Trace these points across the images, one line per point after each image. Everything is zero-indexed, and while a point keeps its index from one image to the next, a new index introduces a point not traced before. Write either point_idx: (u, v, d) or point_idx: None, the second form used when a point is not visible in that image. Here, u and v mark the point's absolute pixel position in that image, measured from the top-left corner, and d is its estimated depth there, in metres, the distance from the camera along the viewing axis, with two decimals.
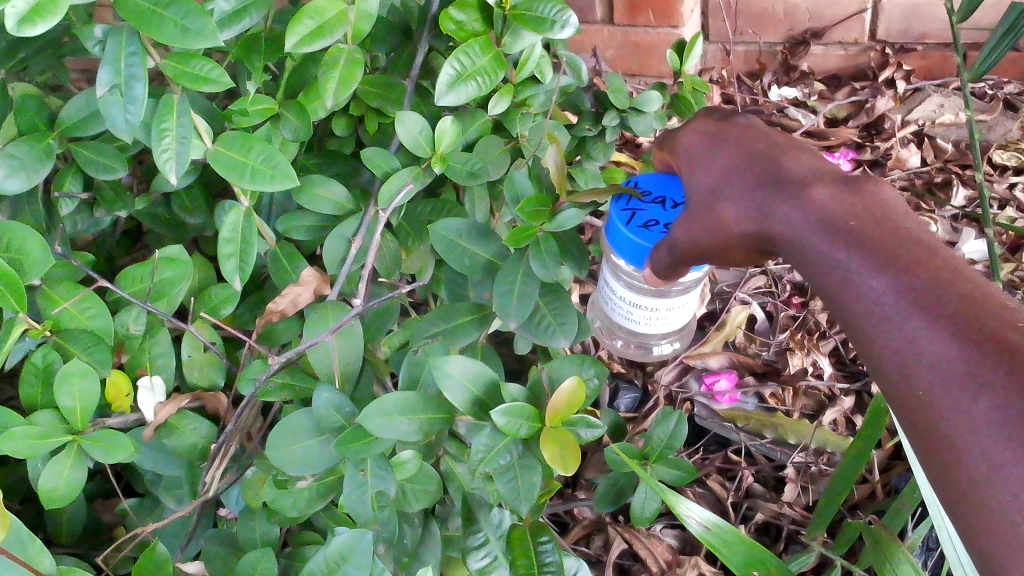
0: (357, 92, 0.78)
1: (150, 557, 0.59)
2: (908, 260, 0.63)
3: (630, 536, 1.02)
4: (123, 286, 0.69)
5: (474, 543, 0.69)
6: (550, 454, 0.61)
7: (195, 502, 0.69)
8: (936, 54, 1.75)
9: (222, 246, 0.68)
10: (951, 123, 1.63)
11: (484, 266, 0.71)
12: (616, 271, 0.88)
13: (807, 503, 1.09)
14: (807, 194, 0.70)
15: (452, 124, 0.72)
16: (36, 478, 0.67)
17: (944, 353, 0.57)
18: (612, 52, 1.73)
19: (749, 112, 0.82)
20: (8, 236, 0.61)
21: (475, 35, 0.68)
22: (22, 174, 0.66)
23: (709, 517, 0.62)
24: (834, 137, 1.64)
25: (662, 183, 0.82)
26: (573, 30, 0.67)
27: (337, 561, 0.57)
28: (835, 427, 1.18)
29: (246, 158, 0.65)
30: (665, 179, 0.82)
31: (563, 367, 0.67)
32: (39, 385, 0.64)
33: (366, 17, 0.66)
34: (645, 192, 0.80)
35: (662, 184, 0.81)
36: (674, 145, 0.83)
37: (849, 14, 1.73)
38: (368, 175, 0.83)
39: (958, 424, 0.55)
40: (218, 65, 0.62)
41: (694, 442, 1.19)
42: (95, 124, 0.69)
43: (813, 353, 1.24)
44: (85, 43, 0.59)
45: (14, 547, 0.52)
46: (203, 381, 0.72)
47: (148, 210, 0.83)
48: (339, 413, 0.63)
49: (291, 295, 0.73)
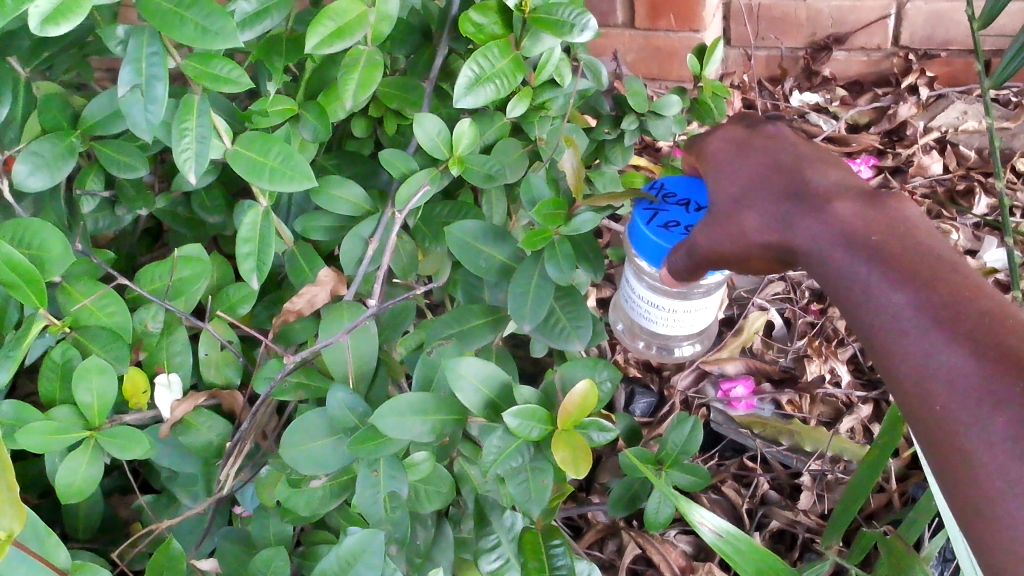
0: (376, 94, 0.79)
1: (165, 553, 0.59)
2: (928, 276, 0.62)
3: (643, 541, 1.01)
4: (141, 284, 0.70)
5: (487, 545, 0.70)
6: (560, 458, 0.60)
7: (210, 497, 0.71)
8: (960, 61, 1.72)
9: (240, 245, 0.68)
10: (975, 130, 1.60)
11: (500, 268, 0.71)
12: (639, 273, 0.87)
13: (823, 512, 1.08)
14: (829, 208, 0.69)
15: (470, 126, 0.73)
16: (53, 472, 0.67)
17: (961, 368, 0.56)
18: (633, 56, 1.72)
19: (778, 121, 0.82)
20: (31, 234, 0.62)
21: (494, 38, 0.68)
22: (45, 172, 0.67)
23: (723, 525, 0.61)
24: (856, 143, 1.62)
25: (688, 185, 0.81)
26: (592, 34, 0.66)
27: (349, 561, 0.57)
28: (852, 435, 1.16)
29: (265, 158, 0.66)
30: (692, 181, 0.81)
31: (575, 370, 0.67)
32: (58, 381, 0.65)
33: (386, 19, 0.66)
34: (671, 193, 0.80)
35: (690, 187, 0.81)
36: (701, 150, 0.81)
37: (872, 20, 1.71)
38: (386, 176, 0.83)
39: (974, 440, 0.54)
40: (238, 65, 0.62)
41: (709, 448, 1.17)
42: (116, 123, 0.69)
43: (831, 360, 1.22)
44: (108, 43, 0.60)
45: (32, 541, 0.53)
46: (219, 380, 0.73)
47: (169, 209, 0.84)
48: (353, 412, 0.63)
49: (308, 295, 0.72)
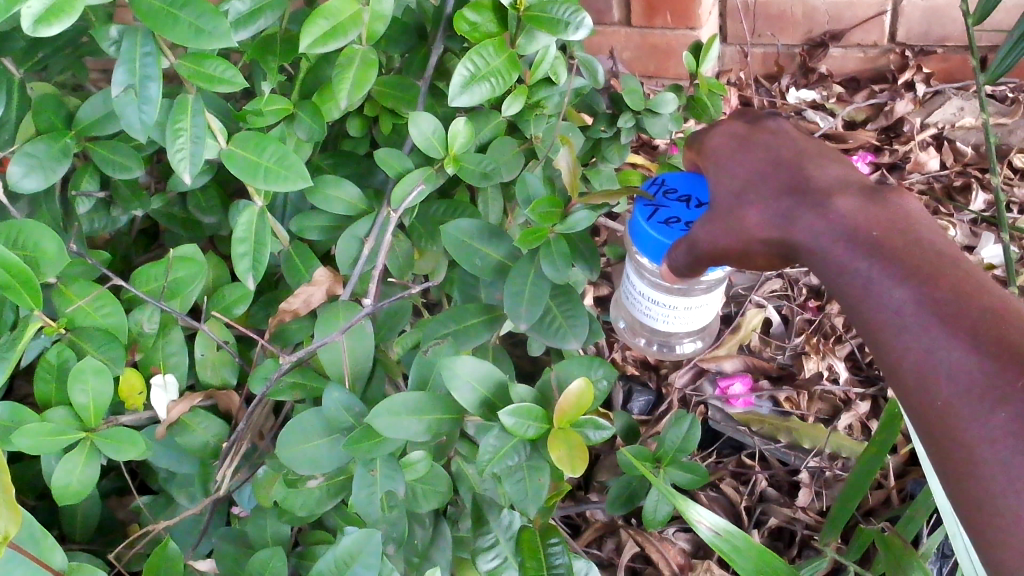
0: (371, 93, 0.78)
1: (162, 554, 0.59)
2: (930, 272, 0.62)
3: (642, 539, 1.01)
4: (137, 284, 0.70)
5: (485, 544, 0.69)
6: (557, 456, 0.60)
7: (207, 498, 0.70)
8: (957, 57, 1.72)
9: (236, 245, 0.68)
10: (971, 127, 1.60)
11: (496, 267, 0.71)
12: (640, 269, 0.87)
13: (822, 509, 1.07)
14: (831, 203, 0.69)
15: (465, 124, 0.72)
16: (49, 474, 0.67)
17: (962, 364, 0.56)
18: (629, 54, 1.72)
19: (779, 116, 0.82)
20: (26, 235, 0.62)
21: (489, 37, 0.68)
22: (40, 173, 0.67)
23: (720, 523, 0.61)
24: (852, 140, 1.62)
25: (690, 182, 0.80)
26: (587, 32, 0.66)
27: (346, 561, 0.57)
28: (851, 432, 1.17)
29: (260, 158, 0.66)
30: (692, 177, 0.81)
31: (572, 368, 0.66)
32: (54, 383, 0.65)
33: (380, 18, 0.66)
34: (672, 189, 0.79)
35: (689, 183, 0.80)
36: (702, 145, 0.81)
37: (868, 17, 1.71)
38: (382, 176, 0.83)
39: (975, 435, 0.54)
40: (232, 65, 0.62)
41: (706, 446, 1.17)
42: (111, 123, 0.69)
43: (829, 357, 1.23)
44: (102, 43, 0.59)
45: (26, 542, 0.53)
46: (215, 380, 0.73)
47: (164, 209, 0.84)
48: (348, 412, 0.63)
49: (304, 294, 0.72)
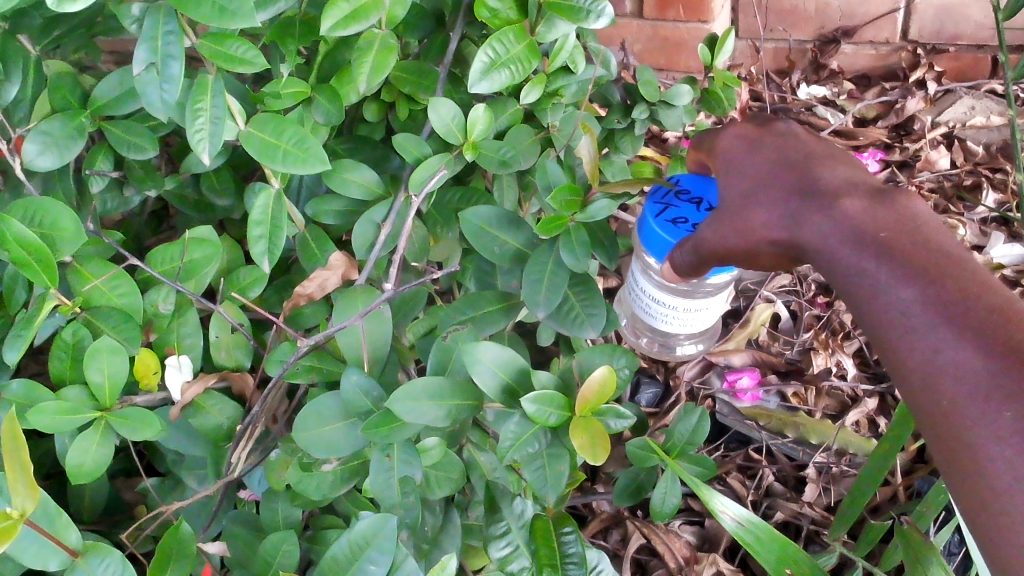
0: (390, 78, 0.78)
1: (175, 535, 0.58)
2: (937, 273, 0.62)
3: (648, 531, 1.02)
4: (152, 266, 0.70)
5: (497, 532, 0.70)
6: (579, 443, 0.60)
7: (220, 481, 0.70)
8: (968, 56, 1.72)
9: (252, 227, 0.67)
10: (983, 126, 1.59)
11: (514, 255, 0.71)
12: (646, 269, 0.87)
13: (829, 503, 1.08)
14: (837, 204, 0.69)
15: (485, 111, 0.72)
16: (62, 454, 0.67)
17: (969, 364, 0.56)
18: (640, 45, 1.72)
19: (789, 119, 0.81)
20: (42, 213, 0.62)
21: (509, 23, 0.67)
22: (54, 151, 0.66)
23: (744, 513, 0.62)
24: (863, 137, 1.62)
25: (700, 184, 0.80)
26: (608, 21, 0.65)
27: (360, 545, 0.57)
28: (858, 428, 1.16)
29: (279, 140, 0.65)
30: (704, 180, 0.81)
31: (592, 358, 0.67)
32: (69, 362, 0.65)
33: (401, 2, 0.65)
34: (684, 190, 0.79)
35: (701, 186, 0.80)
36: (712, 147, 0.81)
37: (880, 14, 1.71)
38: (398, 161, 0.83)
39: (982, 434, 0.54)
40: (254, 46, 0.61)
41: (714, 439, 1.18)
42: (126, 103, 0.69)
43: (837, 353, 1.23)
44: (123, 21, 0.58)
45: (42, 519, 0.52)
46: (229, 362, 0.73)
47: (178, 191, 0.84)
48: (367, 396, 0.63)
49: (319, 279, 0.74)
